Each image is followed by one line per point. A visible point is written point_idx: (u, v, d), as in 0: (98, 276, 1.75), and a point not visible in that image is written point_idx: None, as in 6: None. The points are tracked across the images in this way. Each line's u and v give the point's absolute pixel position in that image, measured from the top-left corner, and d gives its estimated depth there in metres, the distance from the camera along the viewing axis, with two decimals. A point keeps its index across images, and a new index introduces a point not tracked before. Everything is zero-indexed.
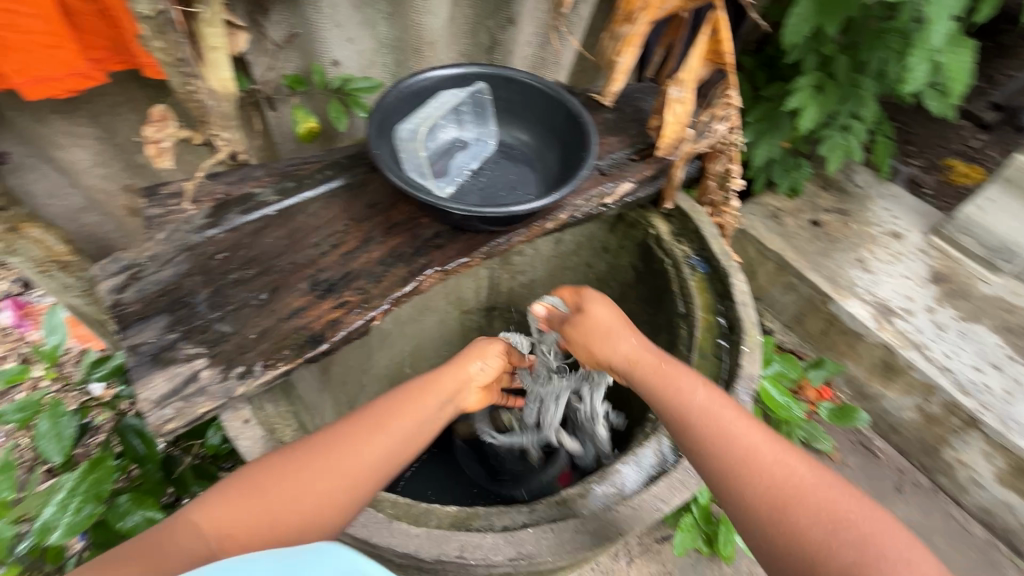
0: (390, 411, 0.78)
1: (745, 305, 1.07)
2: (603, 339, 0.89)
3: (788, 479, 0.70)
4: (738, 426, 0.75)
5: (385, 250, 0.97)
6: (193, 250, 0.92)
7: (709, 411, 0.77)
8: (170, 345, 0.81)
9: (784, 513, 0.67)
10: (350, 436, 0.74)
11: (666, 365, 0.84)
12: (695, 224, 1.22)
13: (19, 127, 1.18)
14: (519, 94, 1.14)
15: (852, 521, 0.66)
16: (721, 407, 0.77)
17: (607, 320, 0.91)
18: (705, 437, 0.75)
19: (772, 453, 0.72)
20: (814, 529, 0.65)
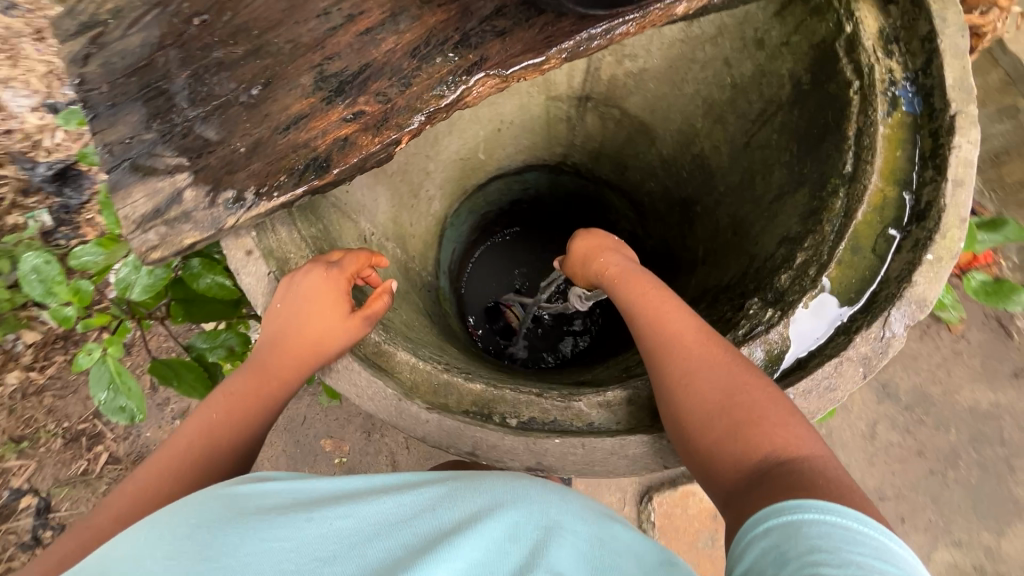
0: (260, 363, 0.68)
1: (960, 184, 0.69)
2: (590, 258, 0.84)
3: (710, 386, 0.61)
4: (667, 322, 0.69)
5: (420, 32, 0.65)
6: (165, 7, 0.66)
7: (663, 316, 0.69)
8: (148, 149, 0.65)
9: (701, 424, 0.60)
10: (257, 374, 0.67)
11: (640, 279, 0.76)
12: (931, 25, 0.73)
13: None
14: None
15: (752, 421, 0.58)
16: (675, 317, 0.69)
17: (586, 248, 0.86)
18: (647, 333, 0.69)
19: (709, 361, 0.63)
20: (703, 405, 0.61)
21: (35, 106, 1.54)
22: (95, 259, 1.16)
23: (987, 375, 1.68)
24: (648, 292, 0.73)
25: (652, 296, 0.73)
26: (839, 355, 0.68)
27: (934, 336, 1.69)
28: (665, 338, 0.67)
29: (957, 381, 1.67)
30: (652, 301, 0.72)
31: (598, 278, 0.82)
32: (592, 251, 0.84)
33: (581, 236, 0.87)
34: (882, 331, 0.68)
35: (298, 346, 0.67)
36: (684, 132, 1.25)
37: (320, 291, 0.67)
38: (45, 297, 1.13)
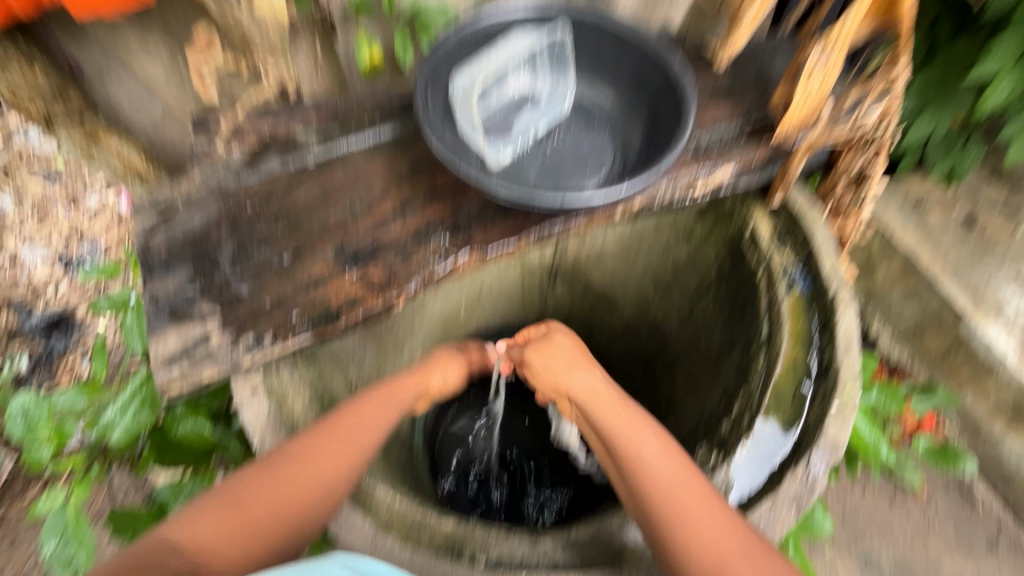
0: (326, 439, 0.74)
1: (848, 348, 0.85)
2: (564, 364, 0.86)
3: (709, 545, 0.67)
4: (669, 470, 0.73)
5: (421, 220, 0.86)
6: (225, 196, 0.86)
7: (661, 459, 0.74)
8: (188, 300, 0.78)
9: None
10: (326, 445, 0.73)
11: (626, 409, 0.80)
12: (806, 230, 0.97)
13: (95, 35, 1.14)
14: (607, 48, 0.93)
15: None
16: (671, 460, 0.74)
17: (563, 349, 0.89)
18: (648, 470, 0.73)
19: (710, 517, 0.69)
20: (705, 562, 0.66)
21: (50, 258, 1.87)
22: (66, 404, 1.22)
23: (964, 546, 1.69)
24: (644, 433, 0.77)
25: (648, 435, 0.77)
26: (772, 497, 0.76)
27: (903, 505, 1.73)
28: (667, 490, 0.71)
29: (935, 553, 1.66)
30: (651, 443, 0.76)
31: (581, 390, 0.83)
32: (580, 365, 0.86)
33: (559, 336, 0.90)
34: (805, 473, 0.76)
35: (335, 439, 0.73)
36: (641, 301, 1.47)
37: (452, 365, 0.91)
38: (22, 438, 1.15)
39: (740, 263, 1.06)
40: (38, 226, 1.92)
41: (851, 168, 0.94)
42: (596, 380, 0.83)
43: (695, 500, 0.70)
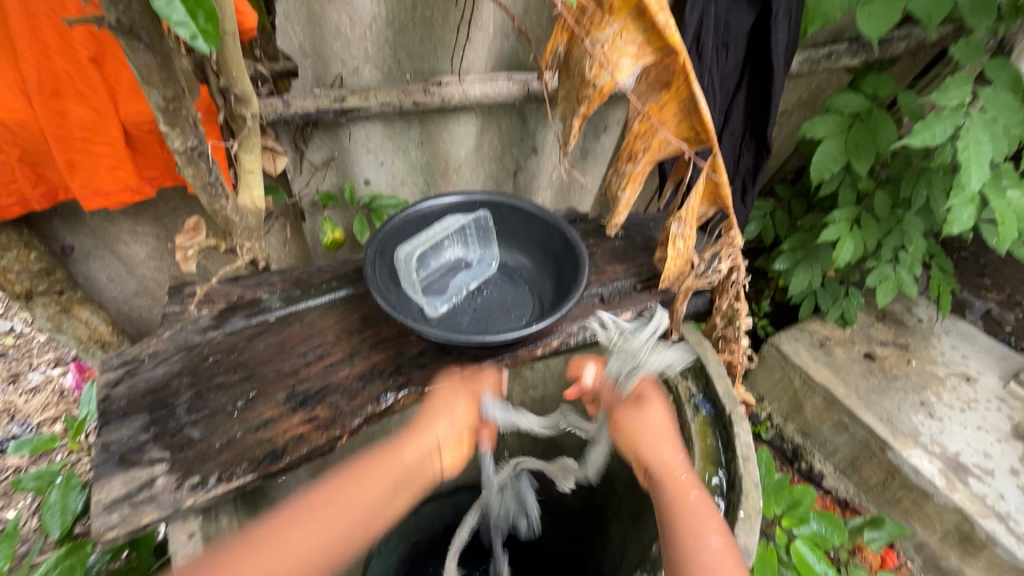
0: (324, 514, 0.76)
1: (747, 459, 0.97)
2: (654, 446, 0.90)
3: None
4: (718, 559, 0.78)
5: (367, 364, 0.98)
6: (189, 350, 0.97)
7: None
8: (138, 446, 0.83)
9: None
10: (318, 524, 0.75)
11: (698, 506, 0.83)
12: (700, 360, 1.14)
13: (91, 224, 1.33)
14: (523, 221, 1.17)
15: None
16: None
17: (662, 425, 0.92)
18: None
19: None
20: None
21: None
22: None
23: None
24: (711, 522, 0.82)
25: (714, 527, 0.81)
26: None
27: None
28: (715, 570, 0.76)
29: None
30: (712, 533, 0.80)
31: (664, 473, 0.88)
32: (664, 429, 0.93)
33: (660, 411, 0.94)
34: None
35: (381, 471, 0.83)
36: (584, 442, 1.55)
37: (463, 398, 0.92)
38: None
39: (655, 394, 1.20)
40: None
41: (722, 308, 1.14)
42: (678, 469, 0.88)
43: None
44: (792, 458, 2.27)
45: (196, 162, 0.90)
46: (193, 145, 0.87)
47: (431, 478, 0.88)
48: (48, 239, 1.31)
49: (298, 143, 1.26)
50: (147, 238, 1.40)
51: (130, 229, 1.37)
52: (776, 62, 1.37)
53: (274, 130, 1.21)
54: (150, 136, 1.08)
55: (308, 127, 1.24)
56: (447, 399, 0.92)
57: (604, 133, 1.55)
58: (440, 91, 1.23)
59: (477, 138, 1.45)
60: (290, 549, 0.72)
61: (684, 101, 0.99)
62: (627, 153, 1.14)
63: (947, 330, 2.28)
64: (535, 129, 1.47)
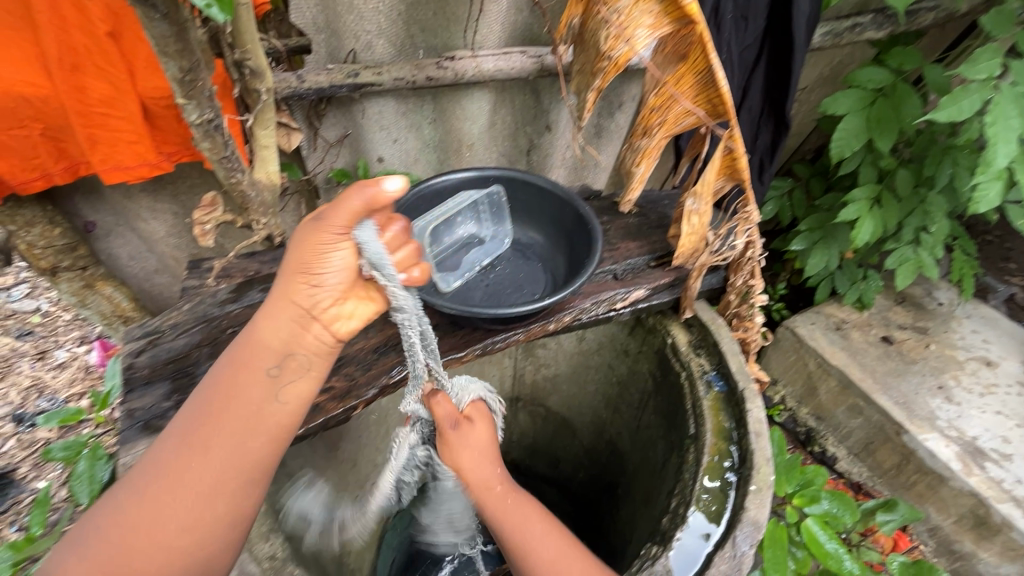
0: (213, 433, 0.72)
1: (759, 435, 0.97)
2: (475, 462, 0.91)
3: None
4: (552, 550, 0.85)
5: (381, 337, 1.00)
6: (209, 322, 0.99)
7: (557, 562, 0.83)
8: (161, 413, 0.86)
9: None
10: (195, 463, 0.72)
11: (513, 496, 0.91)
12: (714, 338, 1.13)
13: (112, 201, 1.36)
14: (536, 197, 1.16)
15: None
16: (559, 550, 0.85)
17: (480, 443, 0.93)
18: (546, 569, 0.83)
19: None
20: None
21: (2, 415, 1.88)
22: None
23: None
24: (534, 522, 0.88)
25: (536, 519, 0.88)
26: None
27: None
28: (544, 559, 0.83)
29: None
30: (535, 525, 0.88)
31: (480, 490, 0.91)
32: (482, 450, 0.93)
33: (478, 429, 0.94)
34: (733, 550, 0.84)
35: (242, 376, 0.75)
36: (596, 420, 1.56)
37: (307, 238, 0.71)
38: None
39: (668, 371, 1.21)
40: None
41: (736, 285, 1.13)
42: (494, 484, 0.91)
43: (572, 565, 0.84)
44: (804, 441, 2.25)
45: (213, 135, 0.91)
46: (209, 118, 0.88)
47: (317, 347, 0.78)
48: (71, 216, 1.34)
49: (312, 120, 1.27)
50: (166, 215, 1.43)
51: (149, 207, 1.39)
52: (798, 34, 1.34)
53: (288, 106, 1.21)
54: (168, 112, 1.09)
55: (322, 103, 1.24)
56: (310, 250, 0.71)
57: (619, 110, 1.53)
58: (453, 66, 1.22)
59: (491, 115, 1.44)
60: (199, 477, 0.71)
61: (701, 73, 0.97)
62: (643, 127, 1.12)
63: (969, 314, 2.23)
64: (548, 106, 1.46)
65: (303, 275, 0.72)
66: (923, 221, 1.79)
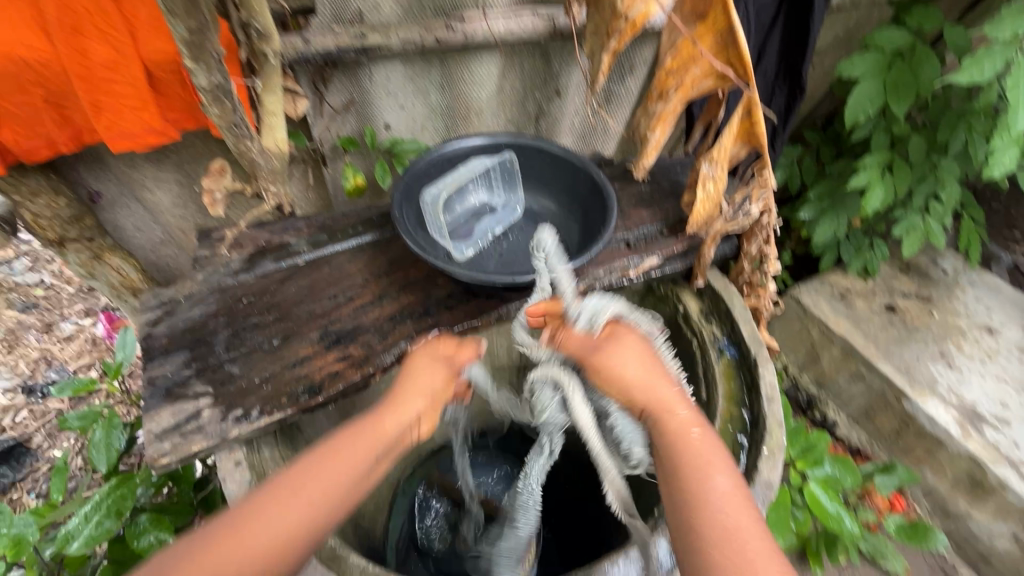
0: (307, 474, 0.71)
1: (772, 400, 0.98)
2: (655, 379, 0.80)
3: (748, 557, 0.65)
4: (727, 503, 0.69)
5: (396, 307, 1.00)
6: (223, 291, 0.99)
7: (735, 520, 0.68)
8: (182, 381, 0.87)
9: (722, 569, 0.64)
10: (274, 511, 0.67)
11: (696, 437, 0.75)
12: (726, 305, 1.13)
13: (116, 170, 1.33)
14: (550, 164, 1.15)
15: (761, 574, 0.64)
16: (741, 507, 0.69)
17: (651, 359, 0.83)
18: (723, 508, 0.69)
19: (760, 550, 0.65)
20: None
21: (12, 387, 1.89)
22: (27, 528, 1.14)
23: None
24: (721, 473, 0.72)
25: (720, 467, 0.72)
26: None
27: None
28: (724, 506, 0.69)
29: None
30: (719, 475, 0.71)
31: (660, 411, 0.78)
32: (643, 371, 0.81)
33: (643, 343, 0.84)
34: None
35: (355, 445, 0.75)
36: None
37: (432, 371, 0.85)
38: None
39: (679, 339, 1.22)
40: (6, 354, 1.96)
41: (750, 252, 1.13)
42: (679, 413, 0.77)
43: (745, 527, 0.67)
44: (806, 407, 2.27)
45: (222, 101, 0.89)
46: (218, 82, 0.86)
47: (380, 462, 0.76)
48: (74, 186, 1.32)
49: (318, 85, 1.24)
50: (170, 184, 1.41)
51: (153, 176, 1.37)
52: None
53: (293, 70, 1.18)
54: (172, 76, 1.06)
55: (328, 67, 1.21)
56: (428, 372, 0.85)
57: (630, 74, 1.49)
58: (463, 27, 1.19)
59: (499, 80, 1.41)
60: (280, 517, 0.67)
61: (718, 35, 0.94)
62: (658, 91, 1.10)
63: (973, 282, 2.24)
64: (559, 70, 1.42)
65: (400, 409, 0.80)
66: (934, 188, 1.78)
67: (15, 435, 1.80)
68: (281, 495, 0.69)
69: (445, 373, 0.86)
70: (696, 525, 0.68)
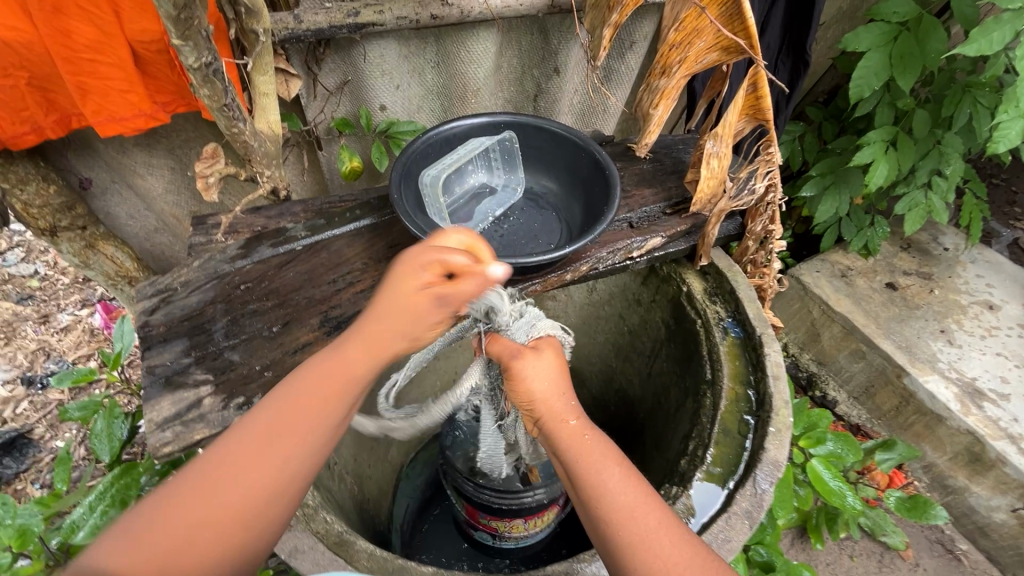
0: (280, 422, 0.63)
1: (778, 378, 0.97)
2: (541, 384, 0.75)
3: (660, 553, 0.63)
4: (624, 495, 0.66)
5: None
6: (220, 278, 0.97)
7: (633, 511, 0.65)
8: (182, 369, 0.86)
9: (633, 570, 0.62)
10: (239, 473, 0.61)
11: (586, 436, 0.71)
12: (731, 285, 1.12)
13: (106, 156, 1.30)
14: (550, 143, 1.12)
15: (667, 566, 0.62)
16: (635, 495, 0.66)
17: (538, 364, 0.77)
18: (618, 501, 0.66)
19: (668, 540, 0.63)
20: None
21: (10, 378, 1.88)
22: (31, 518, 1.13)
23: None
24: (614, 466, 0.68)
25: (611, 462, 0.69)
26: (728, 512, 0.85)
27: (892, 565, 1.84)
28: (623, 513, 0.65)
29: None
30: (612, 470, 0.68)
31: (551, 423, 0.73)
32: (542, 376, 0.75)
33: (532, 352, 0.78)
34: (754, 489, 0.86)
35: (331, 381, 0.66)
36: (606, 371, 1.57)
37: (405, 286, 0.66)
38: None
39: (683, 319, 1.21)
40: (3, 346, 1.94)
41: (755, 231, 1.11)
42: (567, 420, 0.72)
43: (647, 523, 0.64)
44: (805, 386, 2.23)
45: (212, 81, 0.86)
46: (208, 62, 0.83)
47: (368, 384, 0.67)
48: (64, 173, 1.29)
49: (310, 66, 1.20)
50: (163, 170, 1.38)
51: (145, 162, 1.34)
52: None
53: (285, 50, 1.14)
54: (161, 58, 1.03)
55: (321, 46, 1.18)
56: (404, 294, 0.66)
57: (631, 50, 1.46)
58: (460, 2, 1.16)
59: (496, 58, 1.37)
60: (246, 479, 0.61)
61: (725, 6, 0.91)
62: (661, 66, 1.07)
63: (974, 259, 2.23)
64: (558, 48, 1.39)
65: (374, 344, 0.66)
66: (938, 163, 1.75)
67: (16, 426, 1.79)
68: (252, 446, 0.62)
69: (442, 311, 0.66)
70: (603, 536, 0.65)
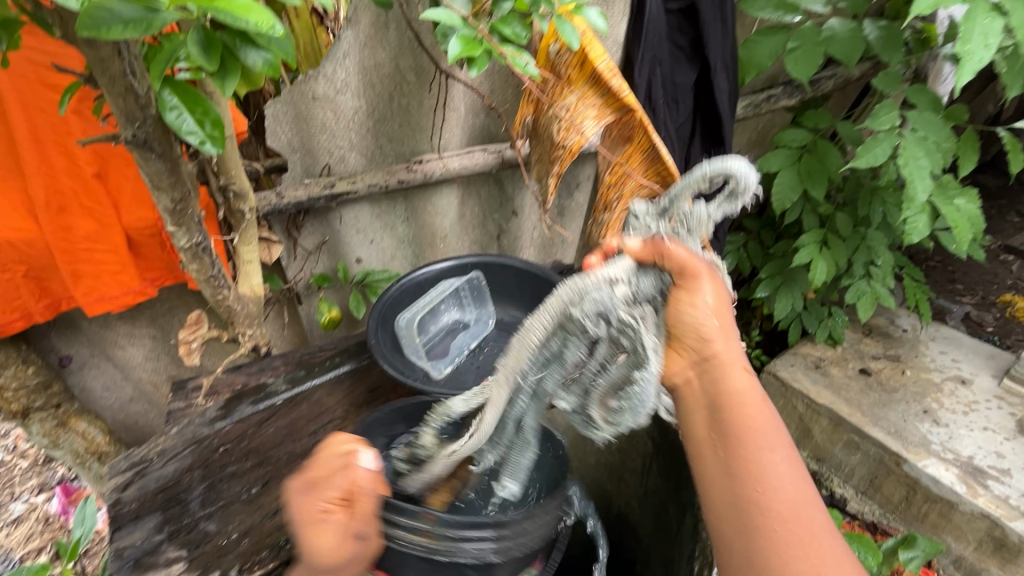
0: None
1: None
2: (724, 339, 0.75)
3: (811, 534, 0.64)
4: (786, 473, 0.68)
5: None
6: (198, 443, 0.95)
7: (794, 491, 0.67)
8: (154, 547, 0.81)
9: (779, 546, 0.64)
10: None
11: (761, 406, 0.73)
12: None
13: (88, 332, 1.34)
14: (514, 277, 1.23)
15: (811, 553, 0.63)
16: (795, 476, 0.69)
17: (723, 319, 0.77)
18: (781, 478, 0.68)
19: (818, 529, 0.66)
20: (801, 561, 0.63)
21: None
22: None
23: None
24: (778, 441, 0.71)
25: (779, 444, 0.70)
26: None
27: None
28: (783, 488, 0.67)
29: None
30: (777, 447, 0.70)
31: (720, 375, 0.74)
32: (721, 308, 0.74)
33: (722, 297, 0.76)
34: None
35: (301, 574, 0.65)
36: (602, 495, 1.51)
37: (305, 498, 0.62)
38: None
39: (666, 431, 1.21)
40: None
41: None
42: (738, 380, 0.74)
43: (804, 508, 0.66)
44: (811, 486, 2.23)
45: (201, 256, 0.94)
46: (198, 241, 0.92)
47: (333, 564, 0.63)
48: (44, 352, 1.31)
49: (291, 231, 1.31)
50: (144, 339, 1.41)
51: (127, 333, 1.38)
52: (723, 108, 1.52)
53: (268, 221, 1.26)
54: (153, 240, 1.13)
55: (300, 215, 1.30)
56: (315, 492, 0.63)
57: (577, 189, 1.66)
58: (422, 168, 1.33)
59: (460, 208, 1.54)
60: None
61: (646, 151, 1.09)
62: (603, 203, 1.23)
63: (932, 337, 2.35)
64: (513, 194, 1.58)
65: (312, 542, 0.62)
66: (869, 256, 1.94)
67: None
68: None
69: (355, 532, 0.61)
70: (752, 499, 0.67)
